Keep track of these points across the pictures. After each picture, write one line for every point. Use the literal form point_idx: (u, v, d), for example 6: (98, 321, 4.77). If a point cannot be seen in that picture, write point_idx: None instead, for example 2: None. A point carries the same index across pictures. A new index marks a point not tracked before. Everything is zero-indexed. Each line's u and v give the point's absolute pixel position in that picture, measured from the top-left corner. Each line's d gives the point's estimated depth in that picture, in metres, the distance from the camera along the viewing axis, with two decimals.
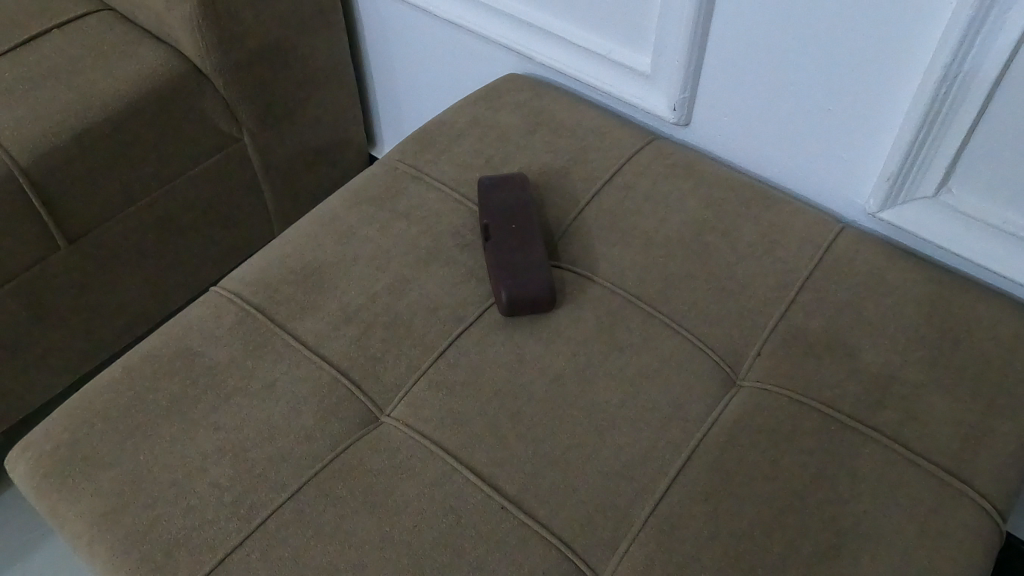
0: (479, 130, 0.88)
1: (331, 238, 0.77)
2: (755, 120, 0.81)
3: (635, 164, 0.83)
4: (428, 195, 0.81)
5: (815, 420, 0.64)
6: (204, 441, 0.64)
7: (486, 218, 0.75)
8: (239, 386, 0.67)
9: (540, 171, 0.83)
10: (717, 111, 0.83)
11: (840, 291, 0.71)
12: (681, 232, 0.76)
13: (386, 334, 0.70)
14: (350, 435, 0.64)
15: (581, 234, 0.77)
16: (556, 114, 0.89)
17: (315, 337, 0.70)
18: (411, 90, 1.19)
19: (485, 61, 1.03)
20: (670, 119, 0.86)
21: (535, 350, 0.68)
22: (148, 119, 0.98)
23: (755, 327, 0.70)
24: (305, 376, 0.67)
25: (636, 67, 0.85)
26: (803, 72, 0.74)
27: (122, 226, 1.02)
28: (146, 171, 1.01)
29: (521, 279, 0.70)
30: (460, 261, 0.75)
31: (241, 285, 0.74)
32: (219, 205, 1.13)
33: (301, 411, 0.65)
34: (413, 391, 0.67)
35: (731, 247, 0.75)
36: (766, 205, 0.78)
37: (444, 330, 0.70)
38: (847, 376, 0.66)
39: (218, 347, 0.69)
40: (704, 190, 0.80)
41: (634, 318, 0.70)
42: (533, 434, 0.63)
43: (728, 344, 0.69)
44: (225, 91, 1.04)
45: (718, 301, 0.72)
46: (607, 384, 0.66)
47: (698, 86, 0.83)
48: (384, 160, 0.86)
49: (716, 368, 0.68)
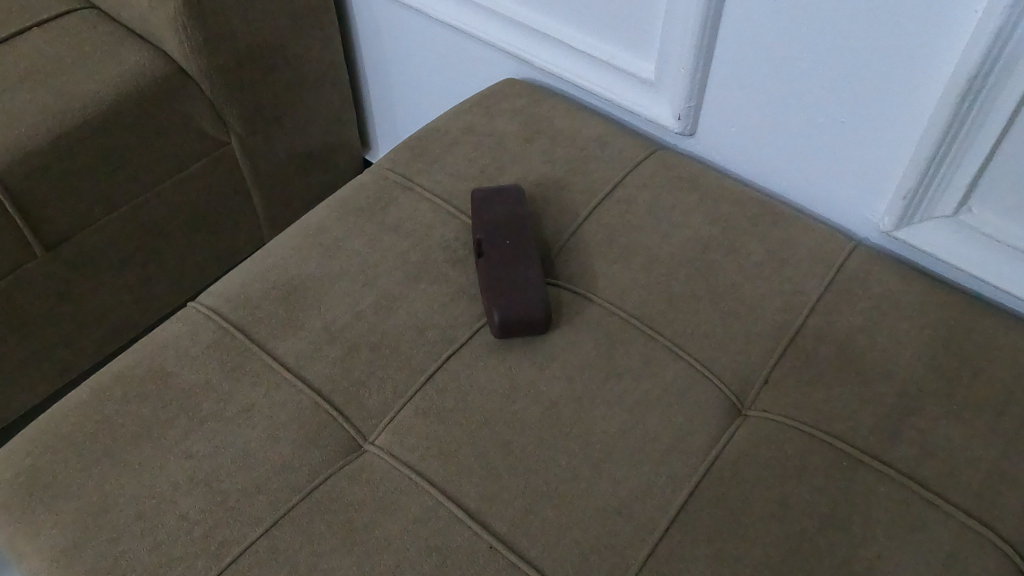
0: (474, 138, 0.84)
1: (316, 252, 0.73)
2: (764, 132, 0.77)
3: (637, 176, 0.79)
4: (419, 206, 0.77)
5: (826, 454, 0.60)
6: (175, 470, 0.60)
7: (479, 233, 0.71)
8: (214, 411, 0.63)
9: (537, 182, 0.79)
10: (724, 121, 0.79)
11: (852, 315, 0.67)
12: (685, 249, 0.72)
13: (372, 356, 0.66)
14: (331, 464, 0.61)
15: (579, 251, 0.73)
16: (555, 122, 0.85)
17: (296, 358, 0.66)
18: (405, 94, 1.15)
19: (482, 65, 0.99)
20: (675, 129, 0.81)
21: (530, 375, 0.64)
22: (130, 123, 0.94)
23: (763, 352, 0.66)
24: (284, 400, 0.64)
25: (640, 74, 0.81)
26: (817, 82, 0.70)
27: (103, 233, 0.99)
28: (129, 176, 0.97)
29: (515, 299, 0.66)
30: (451, 278, 0.71)
31: (220, 300, 0.70)
32: (206, 211, 1.10)
33: (279, 438, 0.61)
34: (399, 417, 0.63)
35: (737, 265, 0.71)
36: (775, 222, 0.74)
37: (434, 352, 0.66)
38: (861, 407, 0.62)
39: (193, 367, 0.66)
40: (709, 204, 0.76)
41: (634, 342, 0.66)
42: (525, 466, 0.60)
43: (733, 370, 0.65)
44: (212, 94, 1.00)
45: (724, 324, 0.68)
46: (605, 413, 0.62)
47: (705, 95, 0.79)
48: (374, 168, 0.82)
49: (721, 396, 0.64)
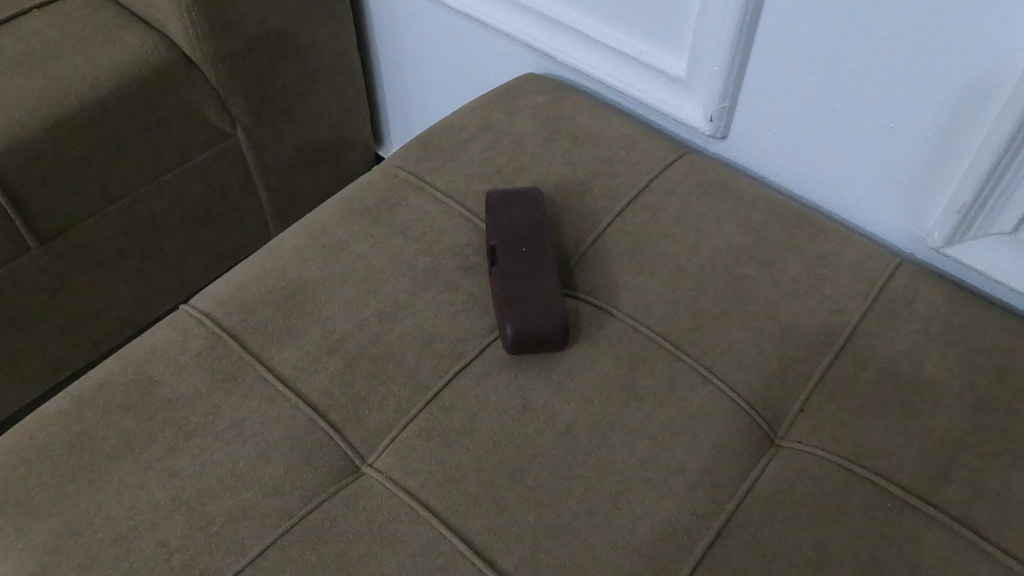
0: (490, 135, 0.79)
1: (318, 254, 0.69)
2: (803, 138, 0.71)
3: (664, 181, 0.73)
4: (430, 208, 0.72)
5: (869, 494, 0.54)
6: (157, 489, 0.55)
7: (493, 238, 0.66)
8: (201, 425, 0.58)
9: (556, 185, 0.74)
10: (760, 124, 0.74)
11: (898, 338, 0.62)
12: (714, 261, 0.67)
13: (373, 369, 0.61)
14: (325, 488, 0.56)
15: (600, 260, 0.68)
16: (577, 120, 0.80)
17: (292, 369, 0.61)
18: (420, 87, 1.11)
19: (502, 59, 0.94)
20: (706, 131, 0.76)
21: (543, 396, 0.59)
22: (131, 111, 0.89)
23: (799, 377, 0.61)
24: (278, 416, 0.59)
25: (670, 71, 0.76)
26: (864, 86, 0.64)
27: (100, 226, 0.94)
28: (128, 168, 0.93)
29: (530, 313, 0.61)
30: (461, 286, 0.66)
31: (214, 304, 0.66)
32: (210, 205, 1.05)
33: (270, 458, 0.57)
34: (400, 438, 0.58)
35: (772, 281, 0.66)
36: (813, 233, 0.69)
37: (440, 367, 0.61)
38: (907, 442, 0.56)
39: (181, 377, 0.61)
40: (741, 213, 0.70)
41: (658, 362, 0.61)
42: (535, 497, 0.54)
43: (765, 396, 0.60)
44: (217, 83, 0.95)
45: (756, 344, 0.62)
46: (624, 439, 0.57)
47: (740, 95, 0.73)
48: (383, 166, 0.77)
49: (752, 425, 0.59)
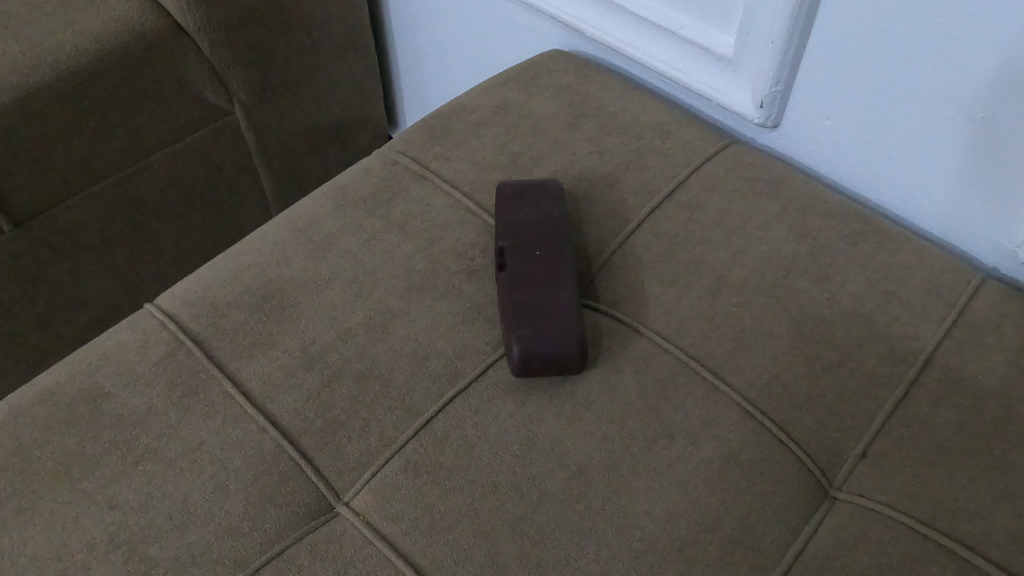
0: (506, 118, 0.69)
1: (302, 250, 0.60)
2: (871, 129, 0.61)
3: (704, 176, 0.63)
4: (432, 200, 0.63)
5: (949, 569, 0.43)
6: (94, 526, 0.47)
7: (502, 239, 0.57)
8: (153, 449, 0.50)
9: (579, 177, 0.64)
10: (819, 112, 0.63)
11: (985, 369, 0.51)
12: (761, 272, 0.57)
13: (357, 389, 0.52)
14: (291, 532, 0.47)
15: (625, 266, 0.59)
16: (606, 103, 0.70)
17: (261, 387, 0.53)
18: (436, 62, 1.01)
19: (526, 34, 0.85)
20: (755, 119, 0.66)
21: (553, 429, 0.50)
22: (113, 84, 0.81)
23: (861, 416, 0.50)
24: (241, 441, 0.50)
25: (715, 49, 0.65)
26: (949, 68, 0.53)
27: (83, 208, 0.86)
28: (112, 147, 0.84)
29: (540, 330, 0.51)
30: (464, 293, 0.57)
31: (181, 305, 0.57)
32: (205, 188, 0.97)
33: (228, 492, 0.48)
34: (382, 474, 0.49)
35: (830, 297, 0.55)
36: (880, 242, 0.58)
37: (434, 390, 0.52)
38: (997, 503, 0.45)
39: (135, 390, 0.53)
40: (793, 215, 0.60)
41: (691, 392, 0.52)
42: (538, 555, 0.45)
43: (819, 437, 0.50)
44: (211, 54, 0.87)
45: (811, 373, 0.52)
46: (648, 486, 0.48)
47: (797, 78, 0.63)
48: (384, 149, 0.68)
49: (802, 472, 0.49)
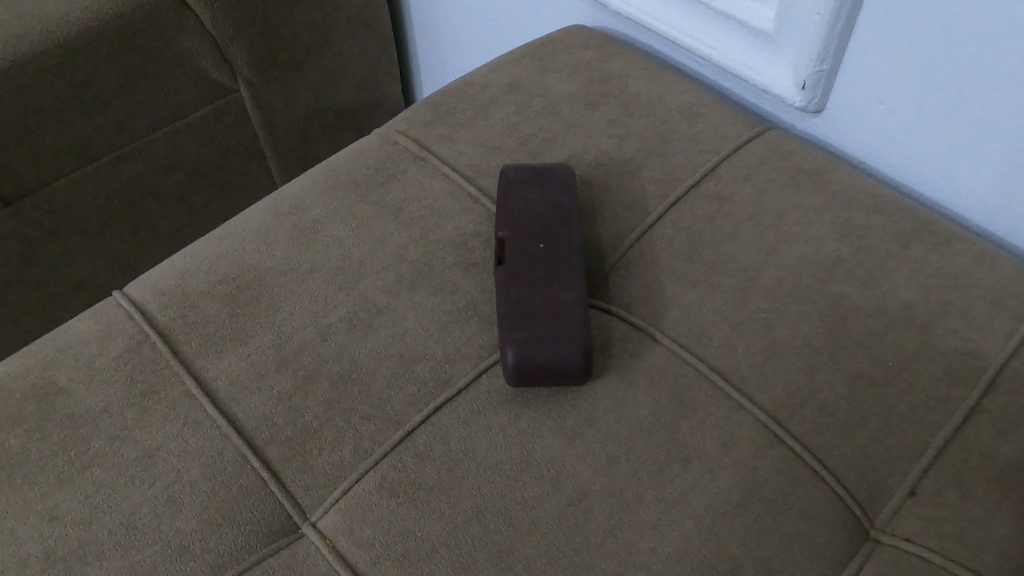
0: (518, 97, 0.63)
1: (285, 237, 0.54)
2: (927, 115, 0.53)
3: (735, 164, 0.56)
4: (431, 184, 0.57)
5: None
6: (29, 540, 0.42)
7: (502, 229, 0.51)
8: (102, 453, 0.45)
9: (594, 163, 0.58)
10: (868, 95, 0.56)
11: None
12: (797, 274, 0.50)
13: (332, 393, 0.47)
14: (249, 554, 0.42)
15: (642, 263, 0.52)
16: (628, 81, 0.63)
17: (228, 387, 0.47)
18: (456, 40, 0.95)
19: (548, 8, 0.78)
20: (796, 101, 0.58)
21: (550, 446, 0.44)
22: (107, 57, 0.75)
23: (910, 445, 0.43)
24: (201, 449, 0.45)
25: (753, 23, 0.58)
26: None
27: (77, 188, 0.82)
28: (107, 124, 0.80)
29: (538, 335, 0.45)
30: (459, 289, 0.51)
31: (150, 293, 0.52)
32: (208, 170, 0.93)
33: (181, 506, 0.43)
34: (354, 491, 0.43)
35: (877, 305, 0.48)
36: (936, 242, 0.50)
37: (418, 397, 0.46)
38: None
39: (90, 387, 0.47)
40: (836, 211, 0.53)
41: (711, 410, 0.45)
42: None
43: (860, 469, 0.43)
44: (213, 28, 0.82)
45: (851, 393, 0.45)
46: (656, 518, 0.41)
47: (846, 55, 0.55)
48: (382, 129, 0.62)
49: (837, 510, 0.42)
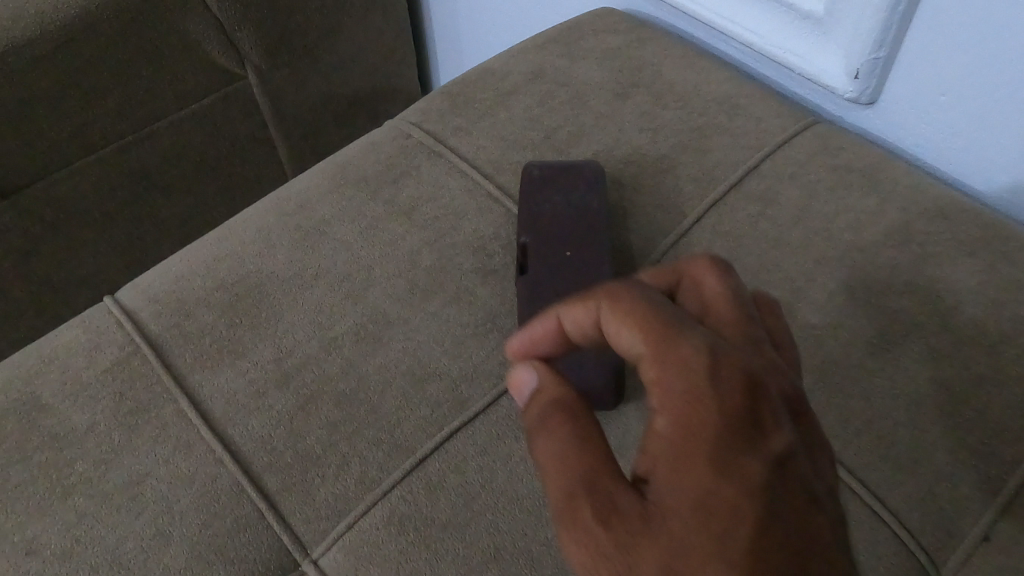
0: (542, 86, 0.58)
1: (288, 239, 0.50)
2: (997, 109, 0.47)
3: (780, 162, 0.51)
4: (447, 182, 0.53)
5: None
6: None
7: (526, 234, 0.47)
8: (86, 478, 0.41)
9: (625, 160, 0.53)
10: (930, 85, 0.50)
11: None
12: (850, 286, 0.45)
13: (337, 414, 0.42)
14: None
15: None
16: (662, 69, 0.58)
17: (224, 406, 0.43)
18: (475, 24, 0.90)
19: None
20: (847, 92, 0.53)
21: None
22: (108, 43, 0.71)
23: (983, 485, 0.38)
24: (194, 476, 0.41)
25: (801, 5, 0.52)
26: None
27: (78, 180, 0.78)
28: (108, 113, 0.76)
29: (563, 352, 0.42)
30: (477, 298, 0.47)
31: (143, 300, 0.48)
32: (215, 160, 0.89)
33: (171, 541, 0.39)
34: (359, 526, 0.39)
35: (943, 322, 0.43)
36: (1008, 250, 0.45)
37: (430, 421, 0.42)
38: None
39: (74, 404, 0.43)
40: (892, 215, 0.48)
41: None
42: None
43: (926, 511, 0.38)
44: (219, 11, 0.77)
45: (914, 423, 0.40)
46: None
47: (907, 41, 0.49)
48: (395, 120, 0.58)
49: (899, 558, 0.37)
